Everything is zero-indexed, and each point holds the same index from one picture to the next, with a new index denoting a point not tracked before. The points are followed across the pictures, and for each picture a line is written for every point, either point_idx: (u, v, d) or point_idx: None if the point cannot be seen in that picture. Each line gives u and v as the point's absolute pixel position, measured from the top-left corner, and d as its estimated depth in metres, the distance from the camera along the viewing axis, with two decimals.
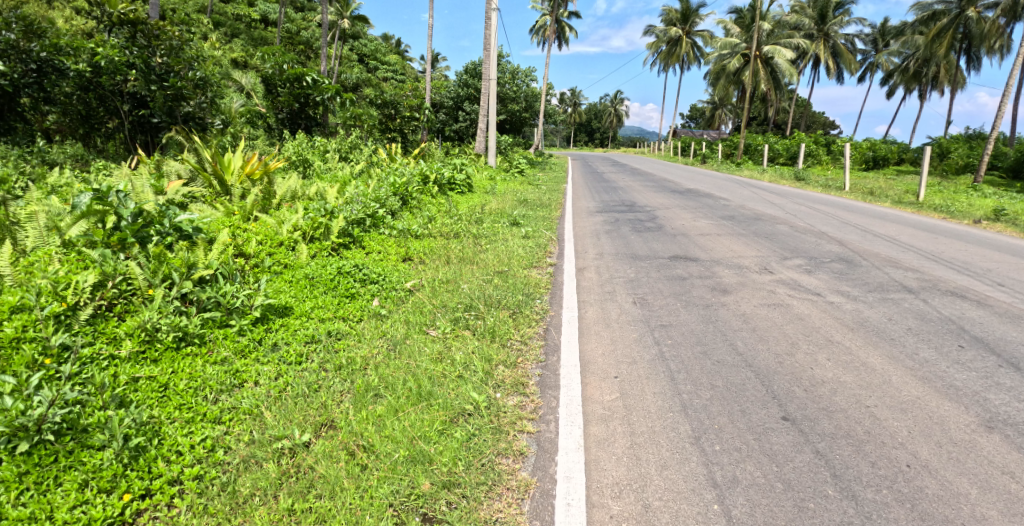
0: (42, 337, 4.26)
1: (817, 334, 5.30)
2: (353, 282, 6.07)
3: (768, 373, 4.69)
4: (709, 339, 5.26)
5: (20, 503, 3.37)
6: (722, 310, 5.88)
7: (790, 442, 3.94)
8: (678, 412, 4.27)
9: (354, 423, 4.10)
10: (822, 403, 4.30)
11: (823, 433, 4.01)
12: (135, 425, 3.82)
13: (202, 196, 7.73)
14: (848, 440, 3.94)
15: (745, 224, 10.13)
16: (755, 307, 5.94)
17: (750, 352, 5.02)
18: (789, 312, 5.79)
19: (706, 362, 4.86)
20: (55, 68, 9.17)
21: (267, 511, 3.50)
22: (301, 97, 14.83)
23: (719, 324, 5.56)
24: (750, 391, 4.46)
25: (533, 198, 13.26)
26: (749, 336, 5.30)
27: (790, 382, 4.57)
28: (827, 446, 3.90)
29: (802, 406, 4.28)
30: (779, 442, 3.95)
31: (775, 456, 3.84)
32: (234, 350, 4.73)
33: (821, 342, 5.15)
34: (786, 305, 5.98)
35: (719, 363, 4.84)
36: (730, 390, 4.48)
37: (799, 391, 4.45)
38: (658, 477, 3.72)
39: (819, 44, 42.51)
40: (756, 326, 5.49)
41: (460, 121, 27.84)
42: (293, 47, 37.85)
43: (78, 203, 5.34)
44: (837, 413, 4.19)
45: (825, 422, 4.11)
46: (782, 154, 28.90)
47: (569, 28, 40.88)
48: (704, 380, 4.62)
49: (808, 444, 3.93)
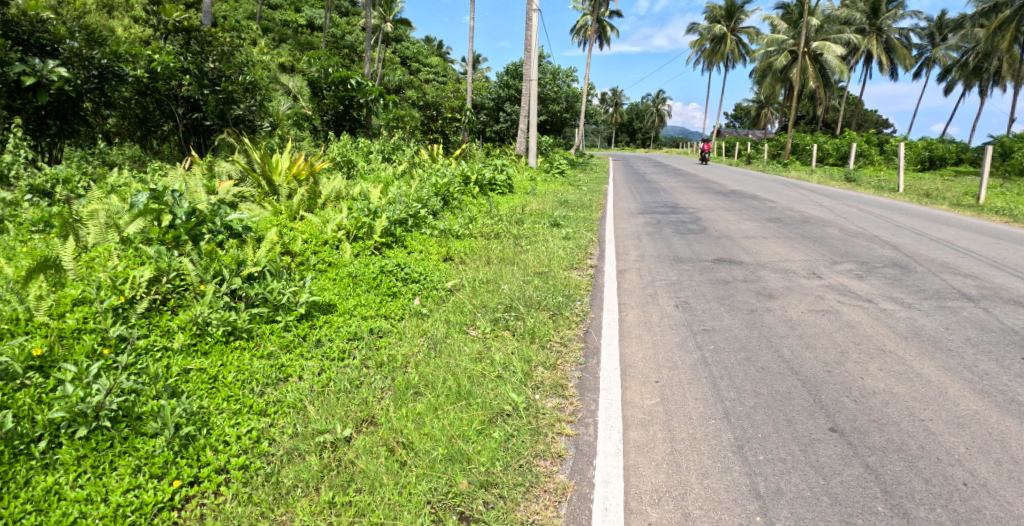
0: (101, 329, 4.46)
1: (869, 343, 5.17)
2: (395, 281, 6.21)
3: (816, 382, 4.60)
4: (754, 346, 5.18)
5: (77, 485, 3.54)
6: (767, 315, 5.79)
7: (839, 455, 3.87)
8: (720, 419, 4.23)
9: (395, 419, 4.19)
10: (873, 415, 4.20)
11: (873, 446, 3.92)
12: (185, 414, 3.98)
13: (250, 196, 7.88)
14: (901, 454, 3.84)
15: (792, 227, 9.93)
16: (802, 313, 5.83)
17: (797, 360, 4.92)
18: (838, 319, 5.66)
19: (750, 369, 4.81)
20: (116, 74, 9.33)
21: (309, 502, 3.61)
22: (346, 100, 15.11)
23: (764, 329, 5.48)
24: (796, 400, 4.39)
25: (573, 199, 13.28)
26: (795, 343, 5.19)
27: (839, 392, 4.47)
28: (877, 460, 3.82)
29: (852, 417, 4.19)
30: (827, 454, 3.88)
31: (821, 468, 3.78)
32: (279, 345, 4.88)
33: (872, 351, 5.02)
34: (836, 312, 5.84)
35: (764, 371, 4.78)
36: (775, 398, 4.41)
37: (849, 401, 4.35)
38: (699, 486, 3.70)
39: (871, 39, 41.36)
40: (803, 333, 5.38)
41: (501, 122, 27.99)
42: (338, 52, 39.05)
43: (136, 202, 5.57)
44: (888, 426, 4.09)
45: (876, 435, 4.01)
46: (831, 154, 28.07)
47: (609, 27, 40.72)
48: (749, 387, 4.57)
49: (857, 457, 3.85)
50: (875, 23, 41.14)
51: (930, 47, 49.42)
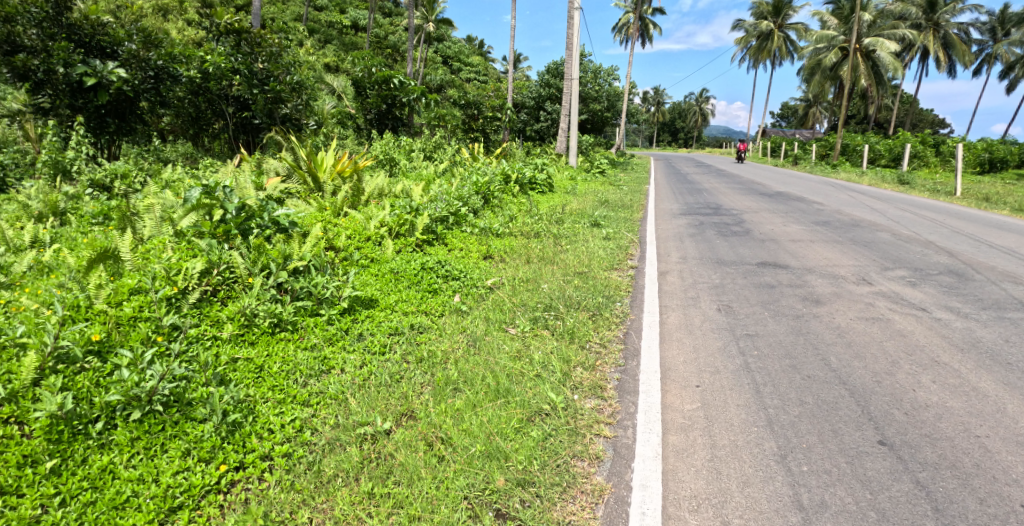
0: (156, 318, 4.65)
1: (922, 354, 5.03)
2: (436, 278, 6.31)
3: (865, 392, 4.50)
4: (799, 353, 5.09)
5: (130, 465, 3.70)
6: (814, 322, 5.68)
7: (887, 469, 3.79)
8: (763, 427, 4.18)
9: (434, 414, 4.26)
10: (925, 429, 4.10)
11: (924, 462, 3.83)
12: (232, 402, 4.12)
13: (296, 192, 8.16)
14: (953, 472, 3.75)
15: (841, 231, 9.69)
16: (850, 320, 5.70)
17: (845, 368, 4.82)
18: (889, 327, 5.51)
19: (795, 376, 4.73)
20: (170, 75, 9.71)
21: (349, 492, 3.71)
22: (388, 98, 15.32)
23: (811, 336, 5.38)
24: (843, 410, 4.31)
25: (614, 199, 13.22)
26: (843, 352, 5.08)
27: (889, 403, 4.37)
28: (929, 476, 3.73)
29: (902, 430, 4.09)
30: (875, 468, 3.81)
31: (869, 483, 3.71)
32: (323, 337, 5.01)
33: (925, 362, 4.88)
34: (887, 320, 5.69)
35: (809, 379, 4.70)
36: (821, 408, 4.34)
37: (900, 414, 4.25)
38: (740, 494, 3.67)
39: (928, 35, 39.92)
40: (852, 341, 5.26)
41: (541, 121, 28.00)
42: (381, 52, 39.61)
43: (189, 197, 5.76)
44: (941, 442, 3.98)
45: (928, 450, 3.92)
46: (884, 155, 27.21)
47: (652, 25, 40.29)
48: (793, 396, 4.50)
49: (907, 472, 3.77)
50: (932, 18, 39.70)
51: (991, 43, 47.44)
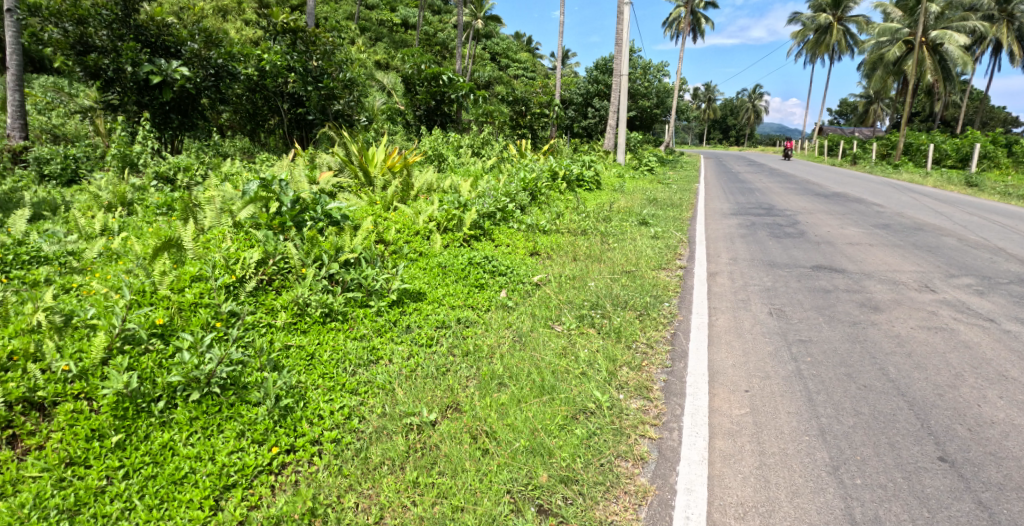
0: (215, 304, 4.86)
1: (988, 367, 4.83)
2: (483, 273, 6.39)
3: (925, 405, 4.37)
4: (855, 361, 4.96)
5: (189, 443, 3.88)
6: (871, 329, 5.52)
7: (947, 487, 3.68)
8: (815, 436, 4.10)
9: (479, 408, 4.33)
10: (990, 447, 3.95)
11: (988, 481, 3.71)
12: (285, 387, 4.28)
13: (348, 186, 8.31)
14: (1019, 493, 3.61)
15: (902, 235, 9.37)
16: (911, 329, 5.52)
17: (904, 379, 4.68)
18: (953, 338, 5.32)
19: (850, 385, 4.62)
20: (229, 72, 10.05)
21: (395, 480, 3.80)
22: (437, 95, 15.50)
23: (868, 344, 5.23)
24: (901, 423, 4.19)
25: (662, 197, 13.08)
26: (903, 362, 4.92)
27: (951, 418, 4.22)
28: (992, 497, 3.61)
29: (964, 447, 3.96)
30: (933, 485, 3.70)
31: (927, 500, 3.61)
32: (372, 328, 5.14)
33: (991, 376, 4.69)
34: (950, 330, 5.48)
35: (865, 388, 4.58)
36: (877, 419, 4.23)
37: (962, 429, 4.11)
38: (789, 504, 3.61)
39: (1000, 27, 38.03)
40: (913, 351, 5.10)
41: (589, 117, 27.84)
42: (431, 50, 40.03)
43: (247, 190, 6.00)
44: (1007, 461, 3.84)
45: (992, 470, 3.78)
46: (950, 155, 26.04)
47: (704, 19, 39.56)
48: (847, 405, 4.40)
49: (968, 491, 3.65)
50: (1005, 9, 37.78)
51: None
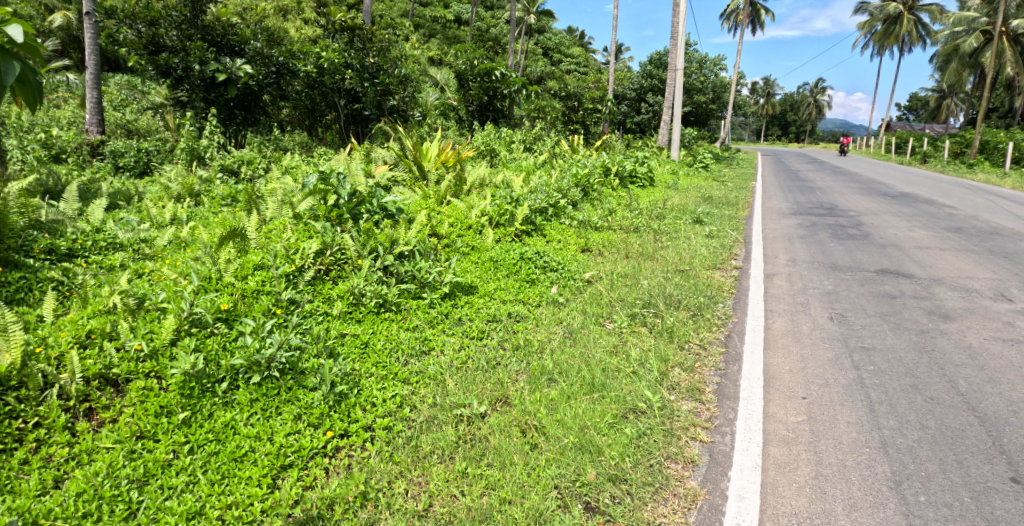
0: (276, 292, 5.04)
1: None
2: (534, 268, 6.42)
3: (997, 422, 4.18)
4: (922, 372, 4.78)
5: (249, 423, 4.04)
6: (940, 339, 5.30)
7: (1019, 510, 3.52)
8: (876, 448, 3.98)
9: (529, 402, 4.36)
10: None
11: None
12: (340, 374, 4.41)
13: (402, 180, 8.46)
14: None
15: (976, 239, 8.94)
16: (983, 340, 5.27)
17: (975, 393, 4.48)
18: None
19: (915, 397, 4.45)
20: (290, 70, 10.39)
21: (444, 469, 3.87)
22: (490, 90, 15.59)
23: (936, 355, 5.03)
24: (970, 440, 4.02)
25: (718, 195, 12.84)
26: (974, 374, 4.72)
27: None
28: None
29: None
30: (1004, 507, 3.55)
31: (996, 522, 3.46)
32: (425, 320, 5.23)
33: None
34: None
35: (932, 401, 4.41)
36: (944, 435, 4.07)
37: None
38: (846, 517, 3.52)
39: None
40: (985, 364, 4.87)
41: (643, 113, 27.51)
42: (484, 46, 40.24)
43: (307, 183, 6.19)
44: None
45: None
46: None
47: (763, 11, 38.47)
48: (912, 418, 4.24)
49: None
50: None
51: None
